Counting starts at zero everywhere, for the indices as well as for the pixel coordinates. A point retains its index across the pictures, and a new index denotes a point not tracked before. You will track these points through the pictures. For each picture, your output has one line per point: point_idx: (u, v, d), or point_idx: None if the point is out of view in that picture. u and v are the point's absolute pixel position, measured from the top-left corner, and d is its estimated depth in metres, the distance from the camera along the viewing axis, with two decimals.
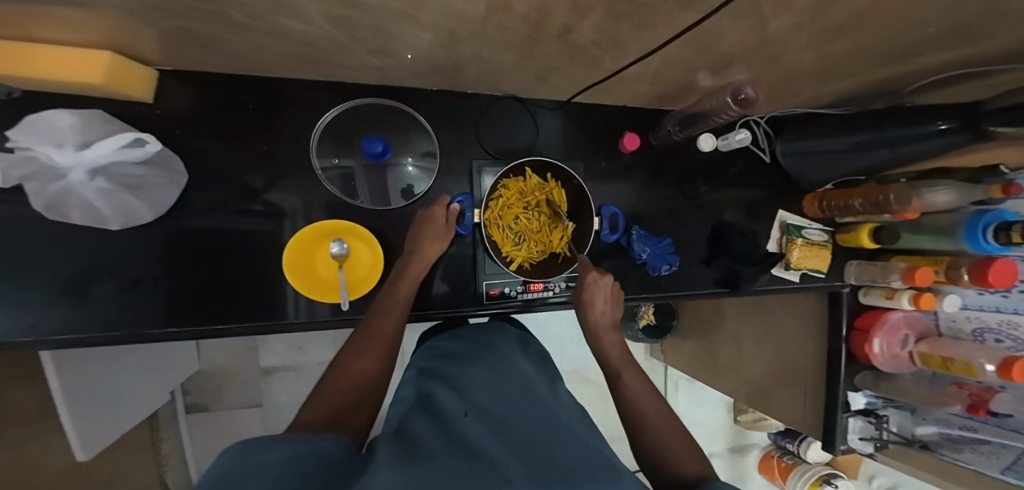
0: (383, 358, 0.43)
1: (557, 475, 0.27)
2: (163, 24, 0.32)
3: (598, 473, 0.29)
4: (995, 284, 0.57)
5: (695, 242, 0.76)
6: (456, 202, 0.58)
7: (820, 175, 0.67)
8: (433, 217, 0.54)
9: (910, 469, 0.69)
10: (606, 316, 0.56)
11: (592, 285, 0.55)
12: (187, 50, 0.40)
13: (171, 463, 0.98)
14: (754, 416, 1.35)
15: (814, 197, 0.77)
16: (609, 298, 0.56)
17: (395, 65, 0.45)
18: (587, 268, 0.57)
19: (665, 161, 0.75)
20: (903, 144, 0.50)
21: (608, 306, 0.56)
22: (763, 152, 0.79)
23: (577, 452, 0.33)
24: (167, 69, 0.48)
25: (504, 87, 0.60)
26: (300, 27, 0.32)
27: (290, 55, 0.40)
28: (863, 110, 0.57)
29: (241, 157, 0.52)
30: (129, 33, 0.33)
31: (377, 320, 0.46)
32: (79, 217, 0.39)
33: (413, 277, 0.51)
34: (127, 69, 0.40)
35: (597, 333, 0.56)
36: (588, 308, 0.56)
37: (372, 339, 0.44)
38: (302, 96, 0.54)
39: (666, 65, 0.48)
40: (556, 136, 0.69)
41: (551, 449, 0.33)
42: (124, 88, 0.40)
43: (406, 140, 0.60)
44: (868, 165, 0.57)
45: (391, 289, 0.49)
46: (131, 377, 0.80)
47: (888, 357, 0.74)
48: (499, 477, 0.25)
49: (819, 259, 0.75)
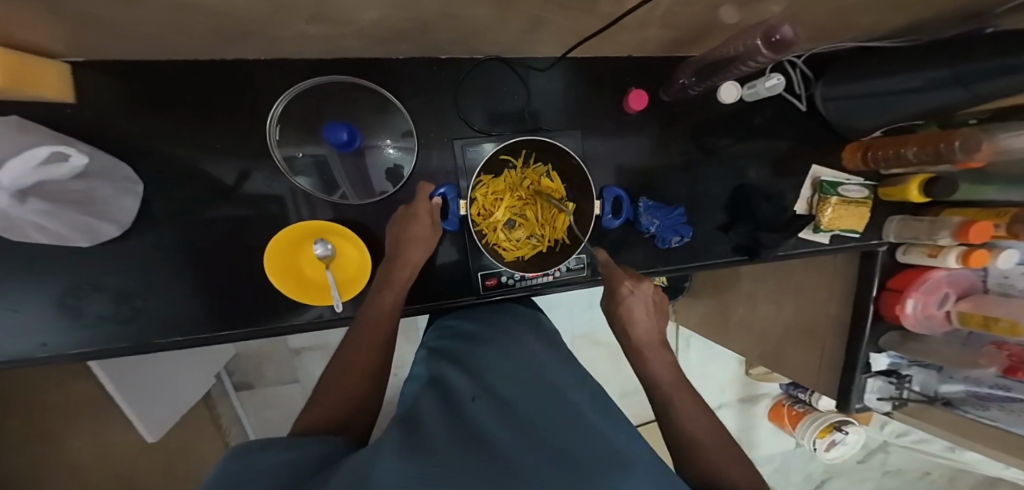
0: (373, 372, 0.39)
1: (570, 466, 0.21)
2: (63, 18, 0.26)
3: (616, 467, 0.22)
4: None
5: (712, 207, 0.69)
6: (438, 196, 0.54)
7: (872, 119, 0.57)
8: (416, 214, 0.51)
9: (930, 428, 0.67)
10: (651, 331, 0.48)
11: (627, 297, 0.48)
12: (102, 38, 0.34)
13: (233, 433, 1.09)
14: (766, 370, 1.37)
15: (858, 146, 0.67)
16: (653, 311, 0.49)
17: (347, 34, 0.38)
18: (619, 274, 0.50)
19: (677, 118, 0.65)
20: (978, 82, 0.38)
21: (651, 320, 0.48)
22: (798, 101, 0.68)
23: (597, 440, 0.27)
24: (78, 60, 0.42)
25: (485, 47, 0.51)
26: (231, 8, 0.26)
27: (223, 32, 0.34)
28: (949, 38, 0.43)
29: (204, 159, 0.48)
30: (22, 28, 0.28)
31: (356, 335, 0.42)
32: (40, 238, 0.37)
33: (399, 284, 0.47)
34: (30, 66, 0.35)
35: (639, 352, 0.47)
36: (629, 321, 0.48)
37: (352, 353, 0.40)
38: (254, 82, 0.49)
39: (680, 4, 0.38)
40: (550, 98, 0.60)
41: (568, 436, 0.27)
42: (35, 88, 0.35)
43: (380, 120, 0.54)
44: (936, 108, 0.46)
45: (374, 299, 0.45)
46: (175, 367, 0.86)
47: (922, 317, 0.68)
48: (510, 471, 0.20)
49: (856, 219, 0.67)
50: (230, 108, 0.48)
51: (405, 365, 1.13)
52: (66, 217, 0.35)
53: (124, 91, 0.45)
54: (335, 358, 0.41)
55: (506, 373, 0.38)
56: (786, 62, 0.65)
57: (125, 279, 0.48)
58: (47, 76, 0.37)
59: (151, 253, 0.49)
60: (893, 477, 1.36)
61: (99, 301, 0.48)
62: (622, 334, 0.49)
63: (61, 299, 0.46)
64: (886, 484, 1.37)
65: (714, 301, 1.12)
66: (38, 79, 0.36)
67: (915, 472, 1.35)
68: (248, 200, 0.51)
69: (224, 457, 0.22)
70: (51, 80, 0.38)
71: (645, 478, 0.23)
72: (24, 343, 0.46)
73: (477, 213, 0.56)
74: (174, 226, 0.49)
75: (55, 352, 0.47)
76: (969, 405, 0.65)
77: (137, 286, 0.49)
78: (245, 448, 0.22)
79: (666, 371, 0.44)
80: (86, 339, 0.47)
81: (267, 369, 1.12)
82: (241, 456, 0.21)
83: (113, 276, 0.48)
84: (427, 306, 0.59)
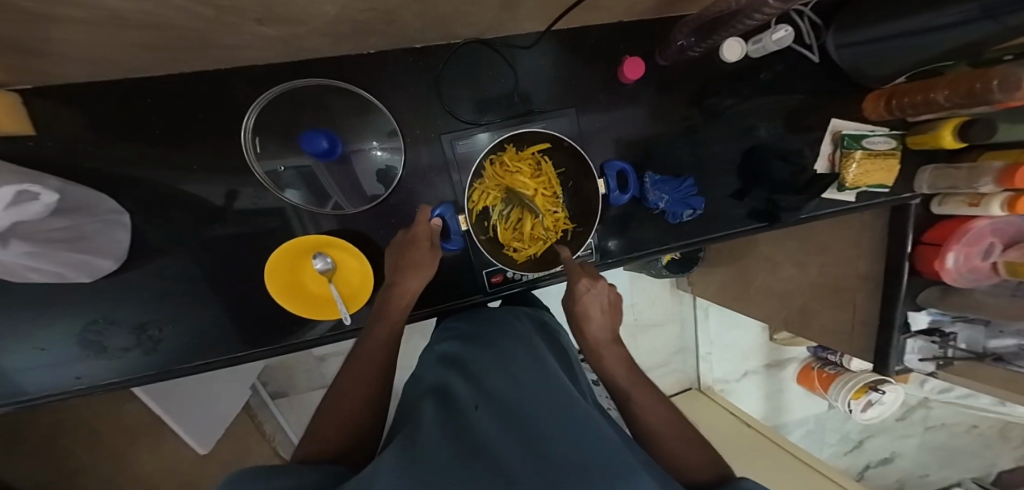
0: (371, 399, 0.40)
1: (570, 467, 0.21)
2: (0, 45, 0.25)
3: (618, 465, 0.22)
4: None
5: (722, 175, 0.65)
6: (436, 217, 0.53)
7: (894, 63, 0.51)
8: (416, 238, 0.49)
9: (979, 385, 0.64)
10: (605, 329, 0.47)
11: (583, 294, 0.47)
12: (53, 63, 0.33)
13: (279, 438, 1.07)
14: (790, 335, 1.30)
15: (880, 95, 0.61)
16: (608, 309, 0.48)
17: (307, 32, 0.36)
18: (576, 273, 0.48)
19: (675, 83, 0.61)
20: (1014, 11, 0.32)
21: (607, 318, 0.47)
22: (809, 51, 0.62)
23: (602, 440, 0.26)
24: (27, 89, 0.41)
25: (460, 30, 0.48)
26: (174, 14, 0.24)
27: (179, 42, 0.32)
28: None
29: (191, 182, 0.48)
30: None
31: (352, 365, 0.42)
32: (38, 277, 0.38)
33: (397, 316, 0.46)
34: None
35: (598, 351, 0.46)
36: (584, 322, 0.47)
37: (350, 382, 0.40)
38: (229, 99, 0.47)
39: None
40: (538, 78, 0.57)
41: (570, 435, 0.26)
42: None
43: (364, 122, 0.53)
44: (964, 45, 0.40)
45: (370, 329, 0.45)
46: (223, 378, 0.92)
47: (964, 271, 0.63)
48: (509, 474, 0.20)
49: (883, 172, 0.61)
50: (210, 127, 0.47)
51: None
52: (52, 256, 0.35)
53: (104, 121, 0.44)
54: (333, 387, 0.41)
55: (509, 377, 0.38)
56: (793, 11, 0.58)
57: (138, 308, 0.49)
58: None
59: (159, 281, 0.49)
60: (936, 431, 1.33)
61: (114, 333, 0.49)
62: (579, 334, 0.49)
63: (82, 334, 0.48)
64: (930, 439, 1.34)
65: (732, 270, 1.08)
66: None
67: (960, 425, 1.32)
68: (242, 218, 0.50)
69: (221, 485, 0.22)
70: (5, 115, 0.36)
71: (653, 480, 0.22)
72: (60, 378, 0.48)
73: (480, 225, 0.54)
74: (176, 252, 0.49)
75: (90, 384, 0.48)
76: None
77: (150, 316, 0.50)
78: (237, 484, 0.22)
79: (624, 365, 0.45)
80: (115, 370, 0.49)
81: (299, 376, 1.09)
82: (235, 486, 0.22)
83: (123, 307, 0.49)
84: (434, 310, 0.59)
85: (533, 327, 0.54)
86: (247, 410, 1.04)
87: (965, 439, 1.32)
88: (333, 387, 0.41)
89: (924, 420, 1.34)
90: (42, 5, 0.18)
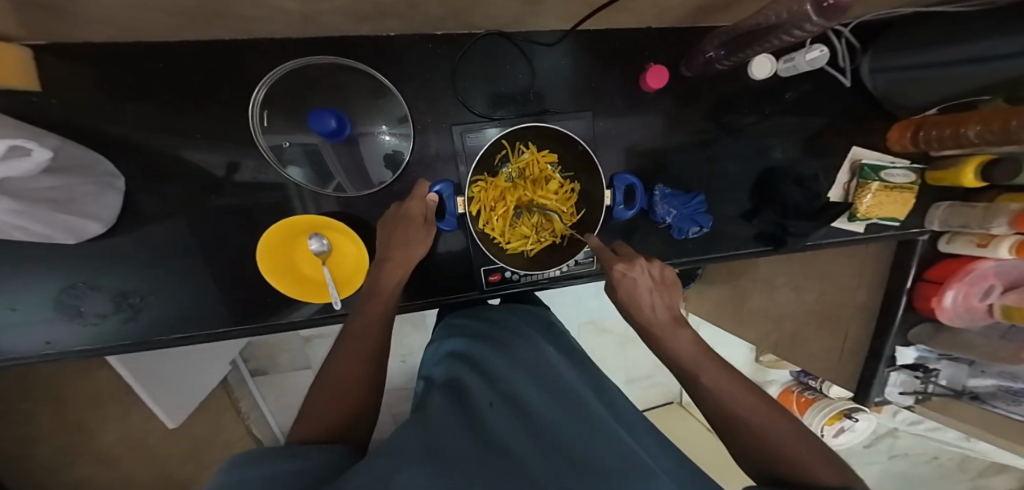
0: (368, 381, 0.37)
1: (594, 480, 0.21)
2: None
3: (639, 475, 0.22)
4: None
5: (733, 193, 0.64)
6: (433, 193, 0.51)
7: (930, 92, 0.49)
8: (409, 215, 0.47)
9: (955, 422, 0.65)
10: (661, 310, 0.38)
11: (621, 281, 0.39)
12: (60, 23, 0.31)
13: (253, 415, 1.14)
14: (776, 358, 1.31)
15: (908, 125, 0.59)
16: (658, 288, 0.39)
17: (325, 9, 0.34)
18: (610, 260, 0.41)
19: (697, 96, 0.60)
20: None
21: (658, 297, 0.39)
22: (840, 74, 0.61)
23: (617, 448, 0.26)
24: (40, 44, 0.39)
25: (484, 20, 0.46)
26: None
27: (184, 11, 0.30)
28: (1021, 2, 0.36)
29: (186, 148, 0.46)
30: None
31: (353, 341, 0.39)
32: (23, 236, 0.35)
33: (389, 291, 0.44)
34: None
35: (653, 336, 0.39)
36: (632, 308, 0.40)
37: (349, 361, 0.38)
38: (237, 69, 0.45)
39: None
40: (558, 76, 0.55)
41: (590, 446, 0.26)
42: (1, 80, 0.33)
43: (375, 105, 0.51)
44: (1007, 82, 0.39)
45: (365, 305, 0.42)
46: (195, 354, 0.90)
47: (961, 310, 0.63)
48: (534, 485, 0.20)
49: (896, 206, 0.60)
50: (215, 94, 0.45)
51: (406, 354, 1.12)
52: (46, 217, 0.33)
53: (105, 77, 0.42)
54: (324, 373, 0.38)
55: (523, 378, 0.37)
56: (830, 31, 0.57)
57: (122, 276, 0.47)
58: (4, 64, 0.33)
59: (146, 251, 0.47)
60: (899, 461, 1.32)
61: (92, 299, 0.46)
62: (636, 324, 0.41)
63: (59, 297, 0.45)
64: (890, 466, 1.34)
65: (728, 287, 1.06)
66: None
67: (921, 456, 1.31)
68: (239, 192, 0.48)
69: (227, 464, 0.22)
70: (12, 70, 0.34)
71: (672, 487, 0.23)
72: (30, 341, 0.46)
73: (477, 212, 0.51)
74: (166, 221, 0.47)
75: (61, 350, 0.46)
76: (999, 400, 0.64)
77: (134, 284, 0.48)
78: (240, 463, 0.22)
79: (691, 345, 0.37)
80: (90, 337, 0.47)
81: (281, 357, 1.13)
82: (242, 464, 0.21)
83: (107, 273, 0.47)
84: (428, 302, 0.57)
85: (543, 327, 0.54)
86: (225, 388, 1.07)
87: (928, 469, 1.30)
88: (330, 359, 0.39)
89: (887, 449, 1.32)
90: None
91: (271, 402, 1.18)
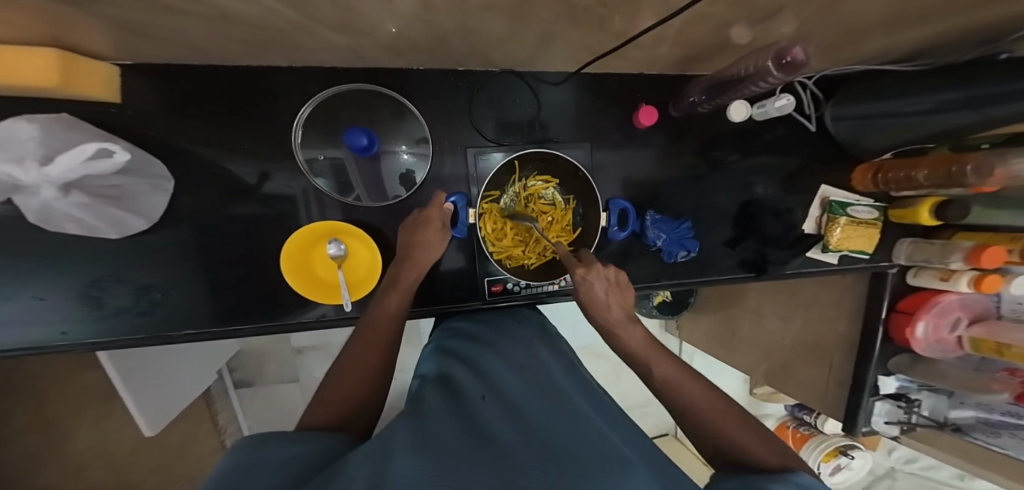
0: (374, 375, 0.40)
1: (568, 467, 0.25)
2: (93, 12, 0.28)
3: (611, 466, 0.26)
4: (984, 262, 0.57)
5: (719, 222, 0.69)
6: (449, 203, 0.55)
7: (886, 138, 0.57)
8: (428, 221, 0.51)
9: (940, 454, 0.65)
10: (618, 309, 0.47)
11: (582, 283, 0.46)
12: (141, 42, 0.36)
13: (230, 430, 1.14)
14: (771, 390, 1.31)
15: (869, 167, 0.67)
16: (614, 290, 0.47)
17: (369, 44, 0.40)
18: (573, 263, 0.47)
19: (685, 133, 0.66)
20: (990, 105, 0.38)
21: (613, 299, 0.47)
22: (808, 121, 0.69)
23: (592, 440, 0.30)
24: (127, 64, 0.45)
25: (500, 60, 0.53)
26: (244, 8, 0.28)
27: (247, 40, 0.36)
28: (946, 66, 0.43)
29: (223, 155, 0.50)
30: (61, 25, 0.30)
31: (366, 332, 0.42)
32: (73, 227, 0.42)
33: (406, 286, 0.47)
34: (86, 69, 0.38)
35: (614, 334, 0.47)
36: (594, 307, 0.47)
37: (360, 352, 0.41)
38: (279, 89, 0.51)
39: (692, 24, 0.39)
40: (562, 110, 0.62)
41: (568, 439, 0.30)
42: (89, 92, 0.39)
43: (397, 126, 0.55)
44: (947, 129, 0.46)
45: (382, 299, 0.45)
46: (177, 359, 0.87)
47: (932, 342, 0.67)
48: (514, 468, 0.24)
49: (864, 240, 0.66)
50: (256, 109, 0.50)
51: (399, 370, 1.12)
52: (102, 210, 0.40)
53: (161, 90, 0.47)
54: (334, 366, 0.41)
55: (511, 378, 0.41)
56: (797, 82, 0.65)
57: (146, 271, 0.50)
58: (92, 78, 0.39)
59: (172, 248, 0.50)
60: None
61: (114, 292, 0.49)
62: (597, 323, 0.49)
63: (84, 290, 0.48)
64: None
65: (718, 316, 1.12)
66: (82, 83, 0.37)
67: None
68: (267, 198, 0.52)
69: (229, 454, 0.24)
70: (98, 83, 0.40)
71: (637, 476, 0.26)
72: (46, 331, 0.47)
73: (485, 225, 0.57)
74: (195, 222, 0.50)
75: (75, 340, 0.48)
76: (980, 431, 0.62)
77: (157, 280, 0.50)
78: (244, 452, 0.24)
79: (641, 341, 0.46)
80: (104, 330, 0.49)
81: (269, 367, 1.16)
82: (249, 457, 0.23)
83: (132, 267, 0.49)
84: (426, 310, 0.59)
85: (536, 329, 0.58)
86: (207, 397, 1.08)
87: None
88: (344, 352, 0.41)
89: None
90: None
91: (252, 418, 1.19)
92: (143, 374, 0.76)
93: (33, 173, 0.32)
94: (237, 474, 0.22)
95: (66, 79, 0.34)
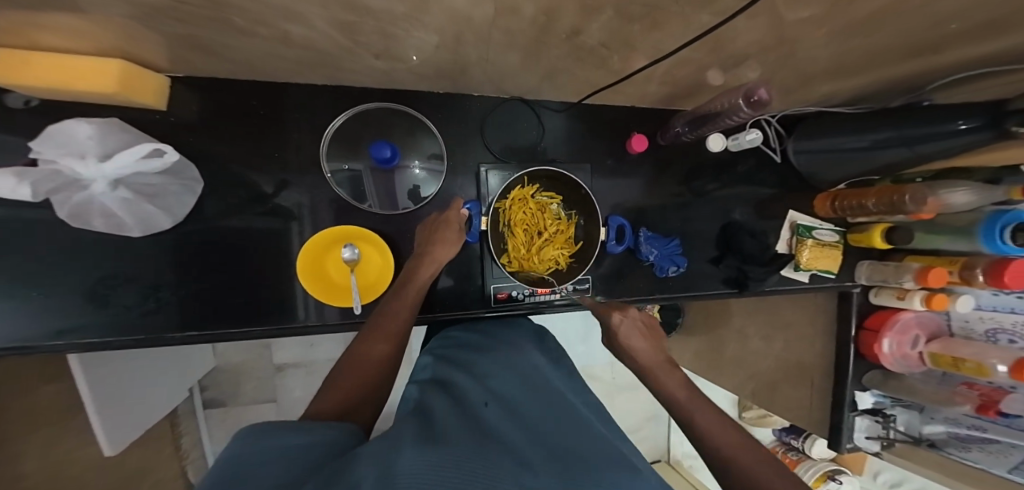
0: (384, 366, 0.41)
1: (568, 470, 0.26)
2: (166, 29, 0.32)
3: (610, 469, 0.27)
4: (932, 281, 0.64)
5: (704, 241, 0.75)
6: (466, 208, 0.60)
7: (839, 170, 0.66)
8: (447, 221, 0.55)
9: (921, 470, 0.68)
10: (651, 352, 0.50)
11: (619, 325, 0.53)
12: (196, 55, 0.40)
13: (192, 455, 1.05)
14: (760, 413, 1.34)
15: (826, 196, 0.75)
16: (646, 333, 0.53)
17: (401, 68, 0.45)
18: (607, 308, 0.56)
19: (670, 161, 0.74)
20: (920, 143, 0.46)
21: (646, 341, 0.52)
22: (775, 152, 0.78)
23: (592, 444, 0.32)
24: (177, 76, 0.49)
25: (510, 89, 0.59)
26: (304, 31, 0.33)
27: (296, 58, 0.41)
28: (884, 110, 0.52)
29: (251, 161, 0.53)
30: (131, 37, 0.33)
31: (379, 321, 0.44)
32: (101, 224, 0.44)
33: (421, 281, 0.50)
34: (138, 76, 0.41)
35: (648, 373, 0.48)
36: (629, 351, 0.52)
37: (371, 344, 0.42)
38: (307, 103, 0.55)
39: (676, 66, 0.46)
40: (561, 135, 0.68)
41: (568, 443, 0.32)
42: (136, 95, 0.42)
43: (413, 142, 0.60)
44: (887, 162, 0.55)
45: (398, 293, 0.48)
46: (141, 371, 0.79)
47: (897, 357, 0.73)
48: (518, 467, 0.25)
49: (829, 260, 0.74)
50: (286, 121, 0.54)
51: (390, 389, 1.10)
52: (137, 206, 0.44)
53: (198, 99, 0.50)
54: (340, 361, 0.41)
55: (509, 387, 0.42)
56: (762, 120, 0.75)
57: (156, 270, 0.50)
58: (142, 83, 0.42)
59: (185, 248, 0.51)
60: None
61: (120, 290, 0.49)
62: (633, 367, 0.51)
63: (91, 288, 0.48)
64: None
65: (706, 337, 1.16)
66: (134, 89, 0.41)
67: None
68: (286, 202, 0.55)
69: (236, 437, 0.23)
70: (147, 89, 0.43)
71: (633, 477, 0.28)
72: (40, 329, 0.46)
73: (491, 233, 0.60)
74: (213, 223, 0.52)
75: (70, 340, 0.47)
76: (952, 446, 0.67)
77: (165, 279, 0.50)
78: (259, 432, 0.24)
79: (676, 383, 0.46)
80: (104, 329, 0.48)
81: (246, 385, 1.11)
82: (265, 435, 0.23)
83: (142, 266, 0.49)
84: (423, 317, 0.60)
85: (535, 338, 0.59)
86: (172, 418, 1.00)
87: None
88: (351, 348, 0.42)
89: None
90: (244, 7, 0.27)
91: (215, 441, 1.12)
92: (109, 385, 0.69)
93: (94, 168, 0.38)
94: (253, 453, 0.22)
95: (124, 86, 0.40)
